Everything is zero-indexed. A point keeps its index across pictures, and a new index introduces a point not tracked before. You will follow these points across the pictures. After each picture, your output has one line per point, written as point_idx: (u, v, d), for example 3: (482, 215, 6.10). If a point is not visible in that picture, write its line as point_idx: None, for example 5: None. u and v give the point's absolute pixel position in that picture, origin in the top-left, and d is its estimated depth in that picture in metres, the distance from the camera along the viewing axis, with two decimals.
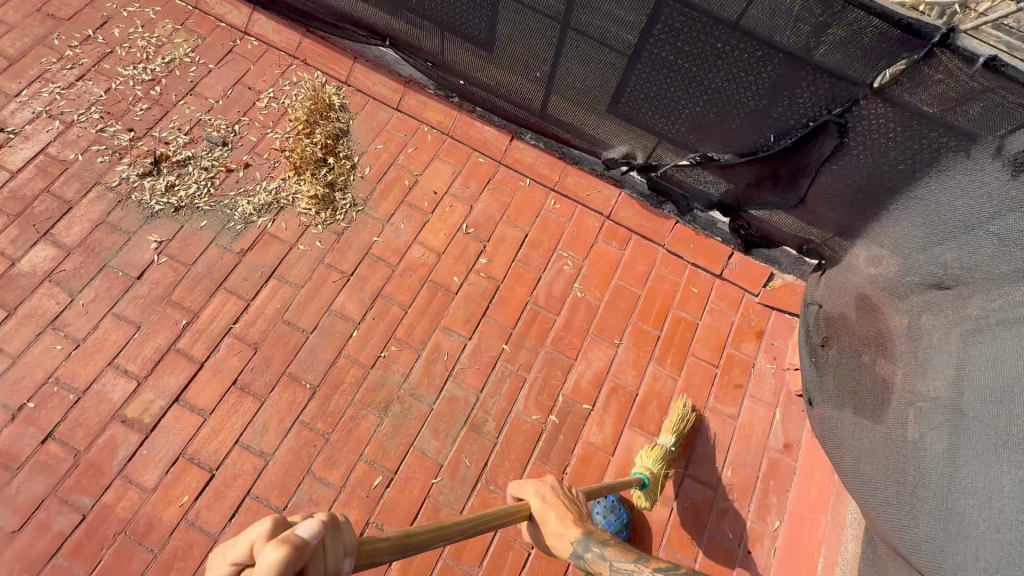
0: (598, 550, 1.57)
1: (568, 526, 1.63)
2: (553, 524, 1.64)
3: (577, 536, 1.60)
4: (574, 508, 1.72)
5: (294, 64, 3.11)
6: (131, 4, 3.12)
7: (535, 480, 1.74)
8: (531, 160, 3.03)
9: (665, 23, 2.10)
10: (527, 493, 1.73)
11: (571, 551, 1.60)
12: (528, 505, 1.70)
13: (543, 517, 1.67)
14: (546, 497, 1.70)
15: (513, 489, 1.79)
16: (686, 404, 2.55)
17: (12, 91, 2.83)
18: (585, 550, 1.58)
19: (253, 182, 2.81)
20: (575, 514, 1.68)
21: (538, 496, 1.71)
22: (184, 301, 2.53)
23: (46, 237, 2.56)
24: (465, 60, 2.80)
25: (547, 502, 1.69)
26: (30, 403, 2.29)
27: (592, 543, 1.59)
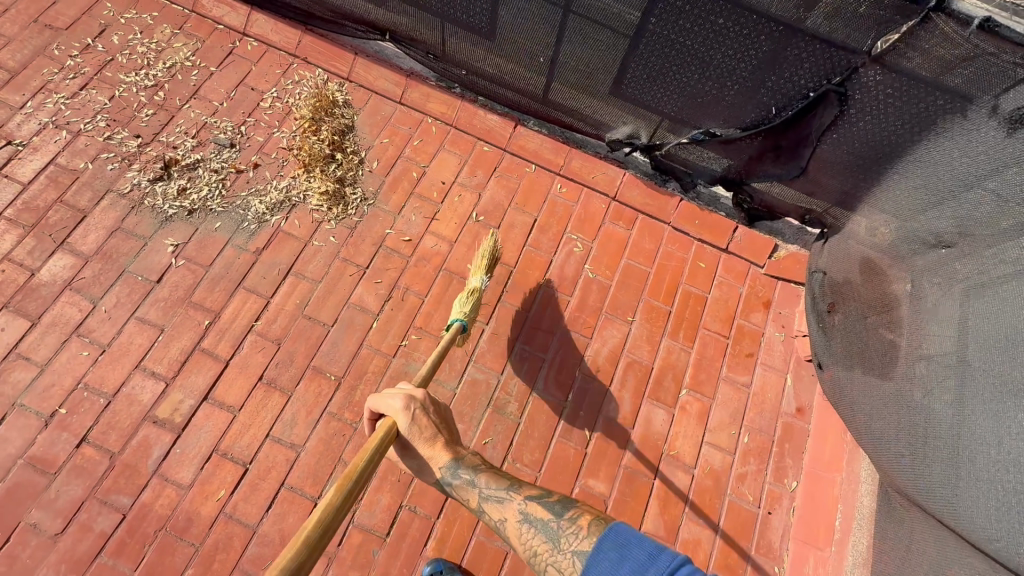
0: (469, 476, 1.84)
1: (435, 450, 1.86)
2: (427, 449, 1.86)
3: (448, 462, 1.85)
4: (443, 428, 1.92)
5: (295, 63, 3.13)
6: (128, 11, 3.13)
7: (401, 399, 1.86)
8: (535, 146, 3.08)
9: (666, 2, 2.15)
10: (395, 413, 1.86)
11: (442, 475, 1.86)
12: (396, 426, 1.85)
13: (412, 439, 1.86)
14: (413, 416, 1.86)
15: (375, 404, 1.90)
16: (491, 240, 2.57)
17: (16, 103, 2.84)
18: (455, 476, 1.85)
19: (264, 181, 2.84)
20: (444, 436, 1.90)
21: (407, 416, 1.85)
22: (205, 302, 2.57)
23: (63, 247, 2.58)
24: (466, 50, 2.84)
25: (416, 422, 1.86)
26: (62, 410, 2.32)
27: (463, 469, 1.86)
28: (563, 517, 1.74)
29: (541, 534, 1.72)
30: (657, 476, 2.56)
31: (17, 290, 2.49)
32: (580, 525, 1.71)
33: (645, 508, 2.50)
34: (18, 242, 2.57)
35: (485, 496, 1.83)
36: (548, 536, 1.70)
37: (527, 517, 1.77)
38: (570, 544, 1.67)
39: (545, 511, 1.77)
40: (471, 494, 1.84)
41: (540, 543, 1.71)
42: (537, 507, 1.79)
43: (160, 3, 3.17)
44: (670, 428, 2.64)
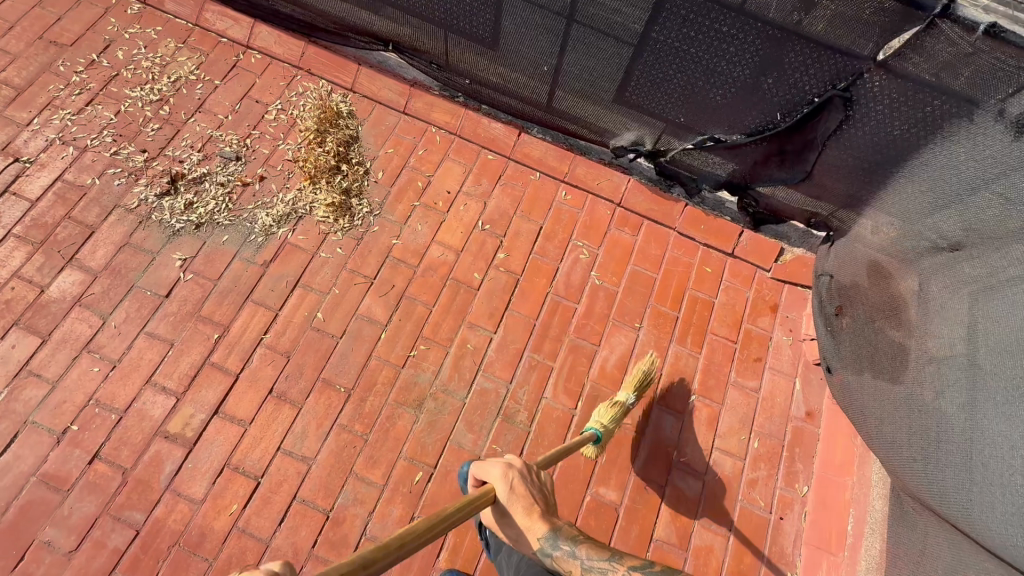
0: (568, 547, 1.71)
1: (532, 520, 1.76)
2: (523, 518, 1.76)
3: (544, 532, 1.74)
4: (539, 498, 1.82)
5: (299, 74, 3.14)
6: (132, 26, 3.15)
7: (501, 467, 1.81)
8: (540, 154, 3.08)
9: (670, 12, 2.16)
10: (494, 480, 1.81)
11: (539, 547, 1.74)
12: (496, 493, 1.80)
13: (509, 509, 1.78)
14: (512, 485, 1.80)
15: (475, 471, 1.87)
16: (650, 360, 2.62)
17: (23, 120, 2.85)
18: (553, 547, 1.72)
19: (270, 194, 2.85)
20: (541, 505, 1.80)
21: (505, 485, 1.79)
22: (214, 316, 2.58)
23: (72, 263, 2.59)
24: (470, 59, 2.84)
25: (514, 491, 1.78)
26: (73, 426, 2.32)
27: (561, 539, 1.73)
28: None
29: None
30: (669, 483, 2.56)
31: (27, 307, 2.49)
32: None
33: (656, 515, 2.50)
34: (27, 259, 2.58)
35: (585, 567, 1.68)
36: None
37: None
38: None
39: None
40: (571, 566, 1.70)
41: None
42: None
43: (163, 17, 3.19)
44: (679, 434, 2.64)
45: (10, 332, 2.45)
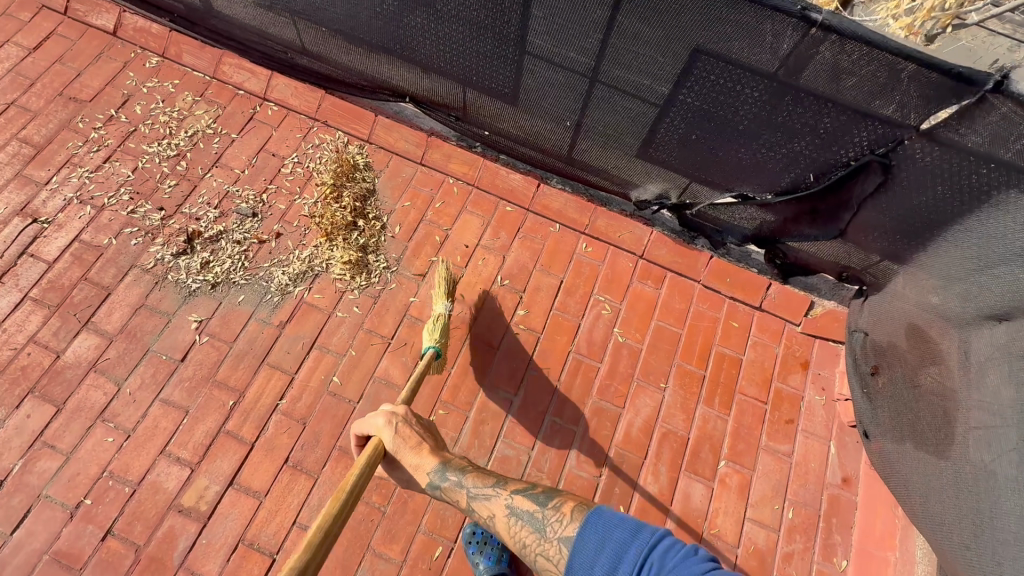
0: (457, 479, 1.82)
1: (421, 457, 1.85)
2: (410, 458, 1.84)
3: (434, 468, 1.83)
4: (427, 437, 1.92)
5: (315, 126, 3.11)
6: (150, 79, 3.15)
7: (382, 416, 1.88)
8: (559, 205, 3.00)
9: (700, 77, 2.09)
10: (379, 430, 1.87)
11: (429, 481, 1.83)
12: (379, 443, 1.86)
13: (397, 453, 1.85)
14: (396, 429, 1.87)
15: (359, 427, 1.93)
16: (445, 265, 2.53)
17: (41, 179, 2.85)
18: (443, 480, 1.83)
19: (286, 251, 2.81)
20: (429, 444, 1.89)
21: (389, 432, 1.86)
22: (228, 381, 2.53)
23: (88, 327, 2.57)
24: (489, 112, 2.79)
25: (400, 435, 1.86)
26: (87, 500, 2.28)
27: (450, 472, 1.84)
28: (548, 507, 1.71)
29: (527, 525, 1.69)
30: None
31: (42, 374, 2.47)
32: (564, 512, 1.68)
33: None
34: (43, 323, 2.56)
35: (472, 495, 1.80)
36: (534, 527, 1.67)
37: (514, 510, 1.74)
38: (556, 532, 1.63)
39: (531, 502, 1.74)
40: (460, 496, 1.82)
41: (528, 534, 1.68)
42: (521, 499, 1.76)
43: (181, 70, 3.19)
44: (709, 504, 2.52)
45: (25, 402, 2.41)
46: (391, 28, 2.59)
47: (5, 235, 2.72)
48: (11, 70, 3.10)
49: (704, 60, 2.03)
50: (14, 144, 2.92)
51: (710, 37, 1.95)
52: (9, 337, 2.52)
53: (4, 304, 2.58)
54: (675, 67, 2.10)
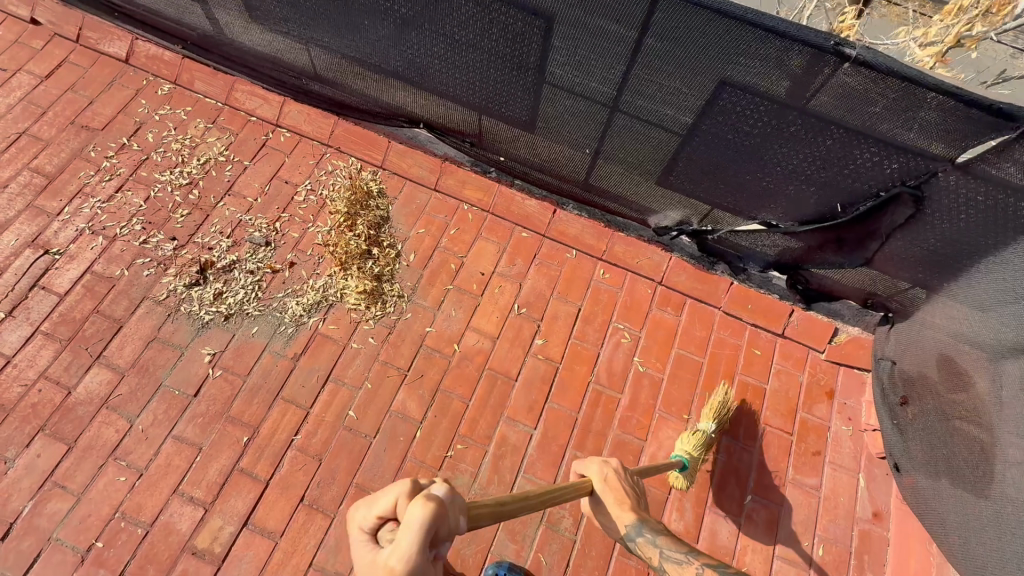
0: (653, 538, 1.77)
1: (622, 511, 1.80)
2: (612, 506, 1.81)
3: (632, 521, 1.78)
4: (635, 496, 1.88)
5: (328, 152, 3.08)
6: (162, 106, 3.14)
7: (599, 463, 1.88)
8: (575, 231, 2.95)
9: (726, 107, 2.05)
10: (590, 472, 1.87)
11: (626, 534, 1.78)
12: (590, 483, 1.85)
13: (604, 500, 1.83)
14: (607, 478, 1.85)
15: (576, 465, 1.95)
16: (726, 392, 2.59)
17: (53, 210, 2.82)
18: (638, 534, 1.78)
19: (300, 281, 2.77)
20: (634, 502, 1.85)
21: (601, 478, 1.85)
22: (243, 417, 2.48)
23: (99, 361, 2.52)
24: (506, 138, 2.75)
25: (609, 484, 1.84)
26: (98, 543, 2.22)
27: (648, 531, 1.78)
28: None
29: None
30: None
31: (54, 411, 2.42)
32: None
33: None
34: (55, 358, 2.52)
35: (664, 557, 1.75)
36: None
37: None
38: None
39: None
40: (654, 557, 1.76)
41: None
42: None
43: (192, 96, 3.18)
44: (736, 541, 2.45)
45: (36, 440, 2.36)
46: (404, 56, 2.54)
47: (16, 268, 2.68)
48: (23, 100, 3.09)
49: (730, 91, 1.99)
50: (26, 175, 2.89)
51: (737, 69, 1.90)
52: (20, 372, 2.48)
53: (15, 339, 2.54)
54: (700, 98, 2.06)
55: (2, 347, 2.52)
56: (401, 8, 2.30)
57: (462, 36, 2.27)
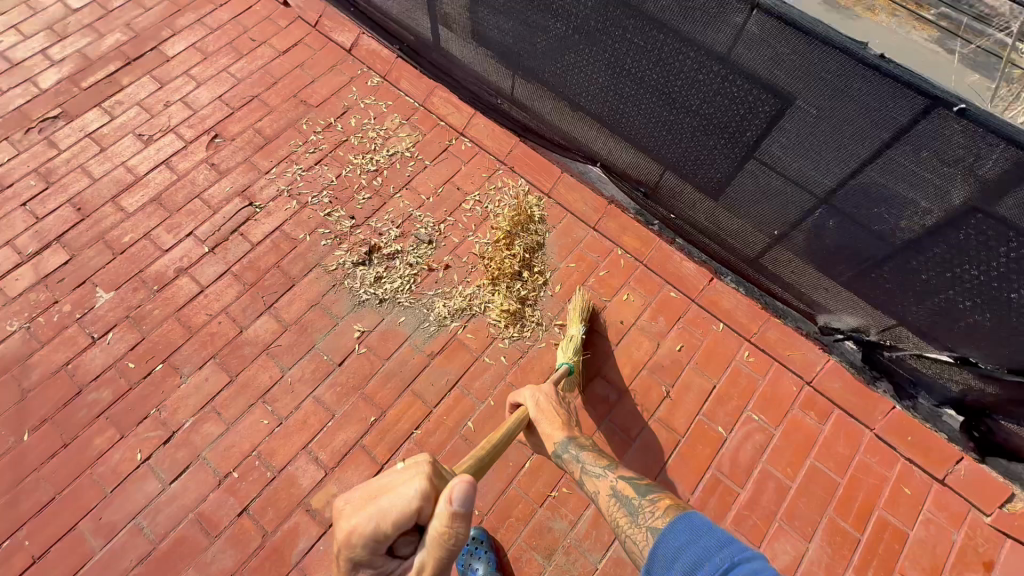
0: (575, 452, 1.96)
1: (551, 429, 2.05)
2: (546, 428, 2.06)
3: (560, 438, 2.01)
4: (564, 416, 2.11)
5: (502, 169, 3.22)
6: (369, 96, 3.46)
7: (529, 389, 2.17)
8: (728, 305, 2.83)
9: (971, 234, 1.88)
10: (524, 399, 2.16)
11: (554, 449, 2.00)
12: (525, 408, 2.13)
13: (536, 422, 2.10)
14: (539, 402, 2.13)
15: (512, 396, 2.23)
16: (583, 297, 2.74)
17: (263, 168, 3.21)
18: (564, 451, 1.98)
19: (451, 284, 2.91)
20: (562, 421, 2.08)
21: (532, 404, 2.13)
22: (374, 397, 2.64)
23: (269, 310, 2.82)
24: (685, 198, 2.73)
25: (540, 409, 2.11)
26: (234, 473, 2.46)
27: (571, 446, 1.98)
28: (647, 498, 1.74)
29: (623, 507, 1.74)
30: None
31: (225, 344, 2.73)
32: (660, 507, 1.68)
33: None
34: (236, 298, 2.84)
35: (585, 470, 1.92)
36: (629, 512, 1.72)
37: (616, 493, 1.80)
38: (647, 522, 1.66)
39: (632, 489, 1.79)
40: (576, 469, 1.94)
41: (624, 517, 1.72)
42: (626, 486, 1.81)
43: (395, 92, 3.47)
44: None
45: (207, 365, 2.68)
46: (610, 101, 2.60)
47: (225, 211, 3.07)
48: (262, 68, 3.54)
49: (979, 218, 1.83)
50: (250, 133, 3.31)
51: (997, 199, 1.75)
52: (208, 303, 2.83)
53: (211, 272, 2.90)
54: (944, 215, 1.90)
55: (200, 277, 2.89)
56: (625, 62, 2.36)
57: (682, 98, 2.28)
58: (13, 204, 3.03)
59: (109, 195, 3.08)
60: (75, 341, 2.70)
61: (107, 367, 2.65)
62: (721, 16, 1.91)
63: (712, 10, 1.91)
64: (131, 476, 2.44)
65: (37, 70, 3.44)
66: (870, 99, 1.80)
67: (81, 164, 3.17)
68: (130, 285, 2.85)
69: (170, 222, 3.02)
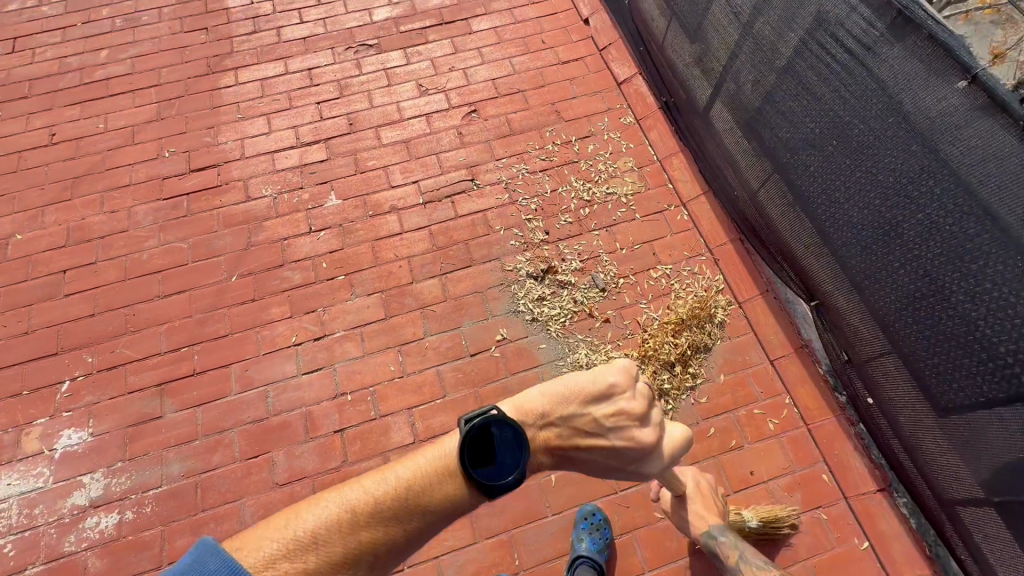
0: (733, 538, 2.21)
1: (708, 512, 2.24)
2: (700, 508, 2.25)
3: (714, 523, 2.22)
4: (720, 507, 2.31)
5: (705, 256, 3.06)
6: (615, 131, 3.52)
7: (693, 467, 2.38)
8: (885, 528, 2.37)
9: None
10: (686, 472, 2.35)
11: (707, 531, 2.20)
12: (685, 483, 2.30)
13: (693, 495, 2.28)
14: (698, 483, 2.32)
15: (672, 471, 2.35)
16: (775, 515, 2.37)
17: (496, 154, 3.46)
18: (721, 535, 2.19)
19: (601, 338, 2.86)
20: (720, 510, 2.29)
21: (694, 478, 2.33)
22: (485, 400, 2.72)
23: (441, 277, 3.05)
24: (902, 395, 2.31)
25: (703, 490, 2.30)
26: (348, 396, 2.74)
27: (727, 533, 2.21)
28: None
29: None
30: None
31: (395, 286, 3.03)
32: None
33: None
34: (423, 253, 3.13)
35: (743, 557, 2.18)
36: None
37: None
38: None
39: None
40: (730, 553, 2.19)
41: None
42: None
43: (641, 138, 3.48)
44: None
45: (374, 296, 3.00)
46: (863, 258, 2.28)
47: (450, 177, 3.38)
48: (538, 69, 3.80)
49: None
50: (501, 120, 3.58)
51: None
52: (400, 246, 3.16)
53: (415, 222, 3.24)
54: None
55: (405, 221, 3.24)
56: (909, 233, 2.03)
57: (962, 300, 1.90)
58: (311, 99, 3.68)
59: (375, 123, 3.58)
60: (298, 225, 3.22)
61: (308, 256, 3.12)
62: None
63: None
64: (281, 351, 2.85)
65: (377, 5, 4.12)
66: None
67: (369, 90, 3.73)
68: (354, 202, 3.30)
69: (406, 166, 3.42)
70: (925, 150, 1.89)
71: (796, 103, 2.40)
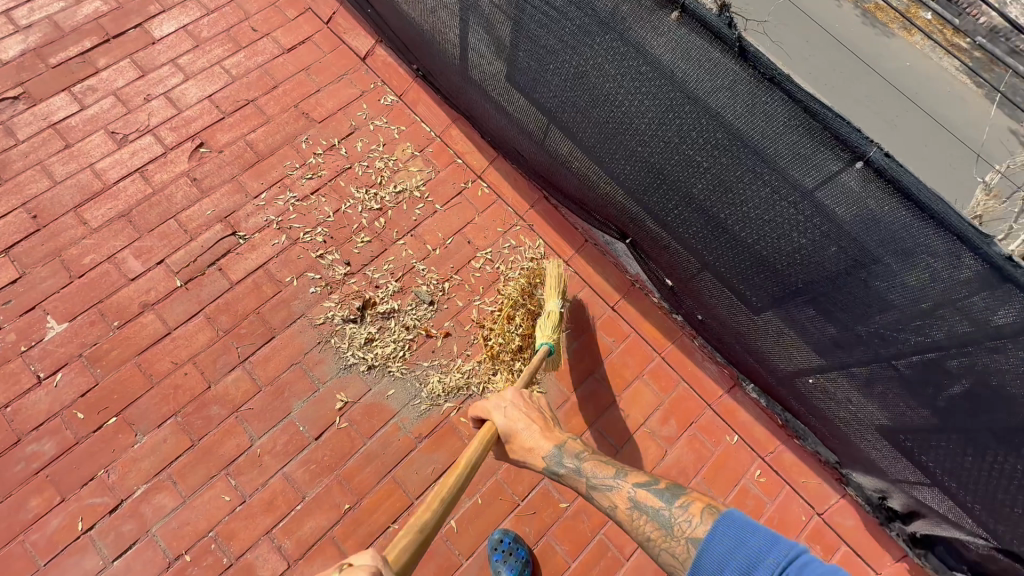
0: (574, 465, 1.91)
1: (536, 442, 1.91)
2: (526, 440, 1.92)
3: (553, 452, 1.91)
4: (539, 418, 1.98)
5: (519, 225, 2.89)
6: (380, 117, 3.06)
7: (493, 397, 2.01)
8: (745, 418, 2.63)
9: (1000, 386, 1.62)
10: (491, 412, 1.98)
11: (547, 465, 1.92)
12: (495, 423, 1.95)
13: (512, 432, 1.94)
14: (506, 411, 1.97)
15: (476, 409, 2.03)
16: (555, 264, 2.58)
17: (252, 191, 2.82)
18: (561, 465, 1.91)
19: (449, 356, 2.63)
20: (542, 428, 1.95)
21: (500, 414, 1.96)
22: (350, 480, 2.40)
23: (243, 365, 2.51)
24: (719, 305, 2.39)
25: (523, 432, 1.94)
26: (186, 556, 2.23)
27: (567, 458, 1.91)
28: (676, 505, 1.73)
29: (652, 520, 1.73)
30: None
31: (191, 401, 2.44)
32: (694, 512, 1.69)
33: None
34: (208, 345, 2.53)
35: (593, 484, 1.88)
36: (663, 524, 1.70)
37: (638, 505, 1.78)
38: (687, 532, 1.65)
39: (655, 499, 1.77)
40: (578, 482, 1.90)
41: (653, 529, 1.71)
42: (645, 494, 1.79)
43: (410, 117, 3.08)
44: None
45: (167, 424, 2.39)
46: (643, 201, 2.24)
47: (203, 239, 2.70)
48: (261, 66, 3.09)
49: None
50: (240, 146, 2.90)
51: None
52: (175, 348, 2.51)
53: (180, 312, 2.57)
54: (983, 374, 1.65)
55: (168, 315, 2.56)
56: (676, 173, 1.99)
57: (736, 224, 1.95)
58: None
59: (73, 204, 2.69)
60: (19, 379, 2.40)
61: (52, 414, 2.36)
62: (812, 156, 1.59)
63: (804, 151, 1.59)
64: (68, 548, 2.20)
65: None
66: (973, 299, 1.53)
67: (41, 161, 2.76)
68: (87, 317, 2.52)
69: (138, 246, 2.66)
70: (665, 92, 1.81)
71: (537, 59, 2.17)
